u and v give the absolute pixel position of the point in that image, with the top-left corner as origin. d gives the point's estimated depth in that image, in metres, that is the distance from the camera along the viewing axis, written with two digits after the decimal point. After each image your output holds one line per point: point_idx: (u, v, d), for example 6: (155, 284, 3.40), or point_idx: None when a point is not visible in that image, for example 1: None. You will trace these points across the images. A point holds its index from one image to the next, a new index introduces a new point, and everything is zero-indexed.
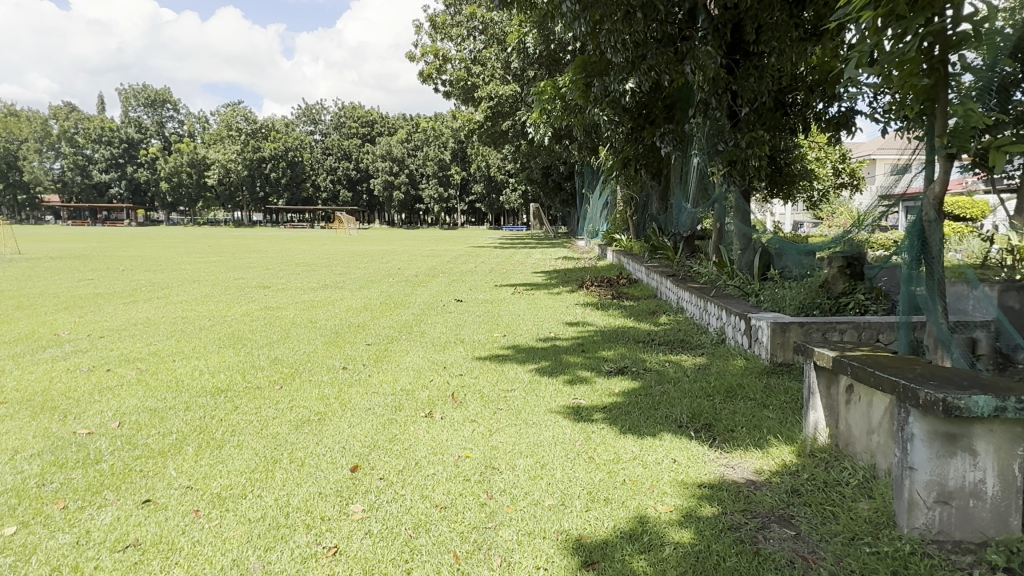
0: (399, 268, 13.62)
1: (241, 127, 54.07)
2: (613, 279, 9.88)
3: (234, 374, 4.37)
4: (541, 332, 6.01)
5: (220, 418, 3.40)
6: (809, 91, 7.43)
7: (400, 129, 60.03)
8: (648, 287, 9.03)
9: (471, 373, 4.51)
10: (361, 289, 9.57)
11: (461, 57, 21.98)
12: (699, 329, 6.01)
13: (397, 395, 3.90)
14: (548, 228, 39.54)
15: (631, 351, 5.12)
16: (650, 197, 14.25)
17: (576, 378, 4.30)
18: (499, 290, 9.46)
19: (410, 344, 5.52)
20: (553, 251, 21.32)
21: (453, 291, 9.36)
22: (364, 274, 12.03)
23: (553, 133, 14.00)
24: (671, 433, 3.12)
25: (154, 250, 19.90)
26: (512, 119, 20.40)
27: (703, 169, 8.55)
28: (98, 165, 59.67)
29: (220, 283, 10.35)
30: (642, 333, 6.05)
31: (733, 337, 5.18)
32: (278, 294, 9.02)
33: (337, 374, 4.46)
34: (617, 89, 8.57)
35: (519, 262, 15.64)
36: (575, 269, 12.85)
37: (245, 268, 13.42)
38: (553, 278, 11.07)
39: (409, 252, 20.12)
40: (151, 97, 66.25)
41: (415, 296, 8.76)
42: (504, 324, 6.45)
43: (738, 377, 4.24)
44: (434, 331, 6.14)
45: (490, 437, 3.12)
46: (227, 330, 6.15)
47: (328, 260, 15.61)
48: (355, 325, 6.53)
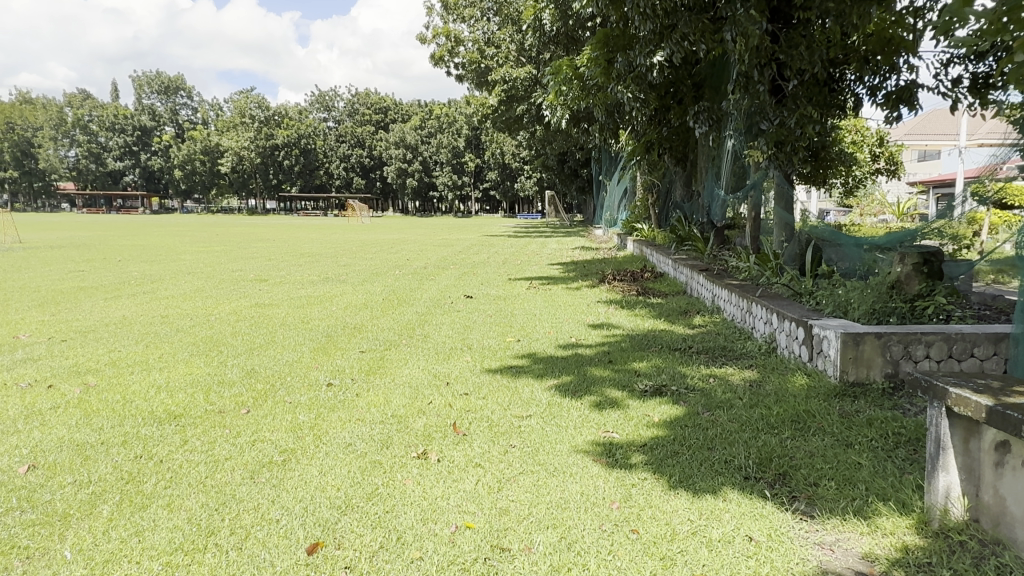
0: (408, 259, 12.91)
1: (254, 114, 53.54)
2: (637, 273, 9.12)
3: (197, 392, 3.66)
4: (561, 336, 5.28)
5: (159, 460, 2.69)
6: (863, 62, 6.50)
7: (413, 117, 59.29)
8: (675, 282, 8.26)
9: (480, 391, 3.79)
10: (364, 283, 8.88)
11: (474, 40, 21.15)
12: (743, 334, 5.24)
13: (387, 424, 3.18)
14: (564, 217, 38.72)
15: (666, 362, 4.38)
16: (674, 184, 13.42)
17: (605, 400, 3.57)
18: (513, 284, 8.73)
19: (410, 352, 4.81)
20: (569, 241, 20.56)
21: (463, 286, 8.65)
22: (370, 266, 11.34)
23: (571, 116, 13.22)
24: (737, 490, 2.38)
25: (159, 239, 19.31)
26: (527, 103, 19.59)
27: (740, 151, 7.74)
28: (112, 153, 59.44)
29: (216, 276, 9.70)
30: (676, 337, 5.30)
31: (787, 346, 4.41)
32: (274, 288, 8.34)
33: (319, 392, 3.75)
34: (643, 63, 7.78)
35: (535, 253, 14.88)
36: (595, 260, 12.09)
37: (246, 258, 12.77)
38: (571, 271, 10.32)
39: (420, 241, 19.44)
40: (164, 85, 65.98)
41: (422, 291, 8.05)
42: (518, 326, 5.74)
43: (803, 400, 3.49)
44: (439, 334, 5.42)
45: (500, 492, 2.40)
46: (209, 332, 5.49)
47: (334, 250, 14.94)
48: (351, 326, 5.83)
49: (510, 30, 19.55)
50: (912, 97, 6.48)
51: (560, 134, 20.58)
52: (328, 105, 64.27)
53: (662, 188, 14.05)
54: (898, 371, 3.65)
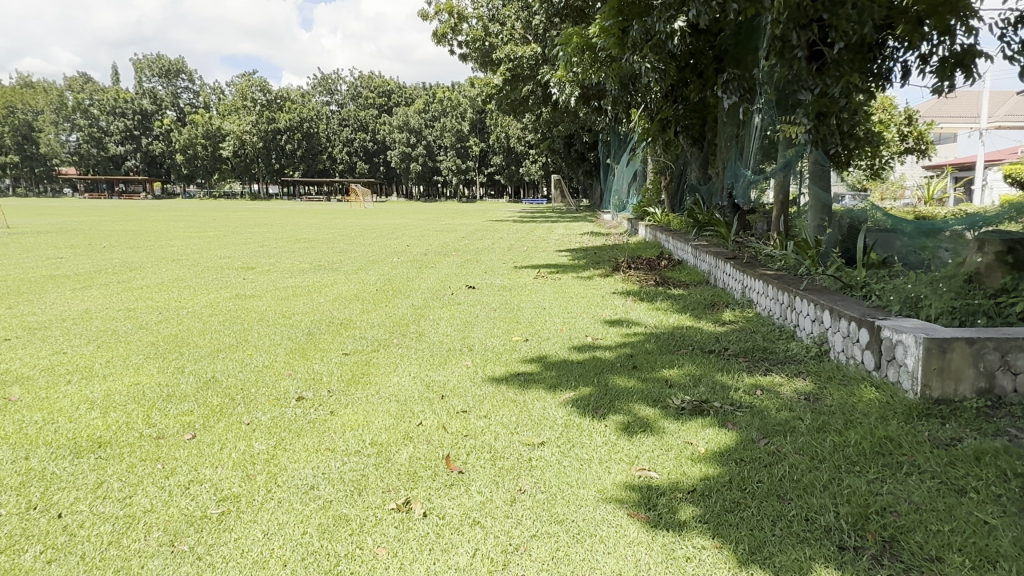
0: (407, 245, 12.25)
1: (256, 97, 52.71)
2: (653, 260, 8.45)
3: (138, 410, 3.01)
4: (576, 336, 4.63)
5: (55, 516, 2.05)
6: (914, 24, 5.71)
7: (417, 100, 58.37)
8: (696, 271, 7.58)
9: (482, 408, 3.13)
10: (359, 272, 8.23)
11: (478, 16, 20.29)
12: (784, 332, 4.57)
13: (362, 457, 2.53)
14: (570, 202, 37.98)
15: (702, 369, 3.72)
16: (688, 166, 12.69)
17: (635, 421, 2.93)
18: (519, 272, 8.06)
19: (401, 354, 4.17)
20: (576, 226, 19.90)
21: (466, 274, 7.99)
22: (367, 252, 10.69)
23: (580, 95, 12.44)
24: (833, 570, 1.73)
25: (153, 224, 18.67)
26: (533, 83, 18.80)
27: (770, 126, 7.01)
28: (113, 138, 58.76)
29: (201, 263, 9.06)
30: (708, 336, 4.64)
31: (844, 349, 3.74)
32: (261, 277, 7.70)
33: (287, 408, 3.10)
34: (662, 30, 7.07)
35: (542, 238, 14.20)
36: (606, 246, 11.40)
37: (238, 245, 12.14)
38: (581, 258, 9.65)
39: (421, 227, 18.79)
40: (165, 68, 65.19)
41: (421, 280, 7.40)
42: (526, 323, 5.08)
43: (879, 422, 2.83)
44: (435, 332, 4.77)
45: (505, 572, 1.76)
46: (175, 328, 4.84)
47: (332, 235, 14.28)
48: (338, 323, 5.17)
49: (515, 6, 18.76)
50: (973, 63, 5.65)
51: (567, 114, 19.80)
52: (330, 89, 63.22)
53: (676, 170, 13.32)
54: (993, 385, 2.98)
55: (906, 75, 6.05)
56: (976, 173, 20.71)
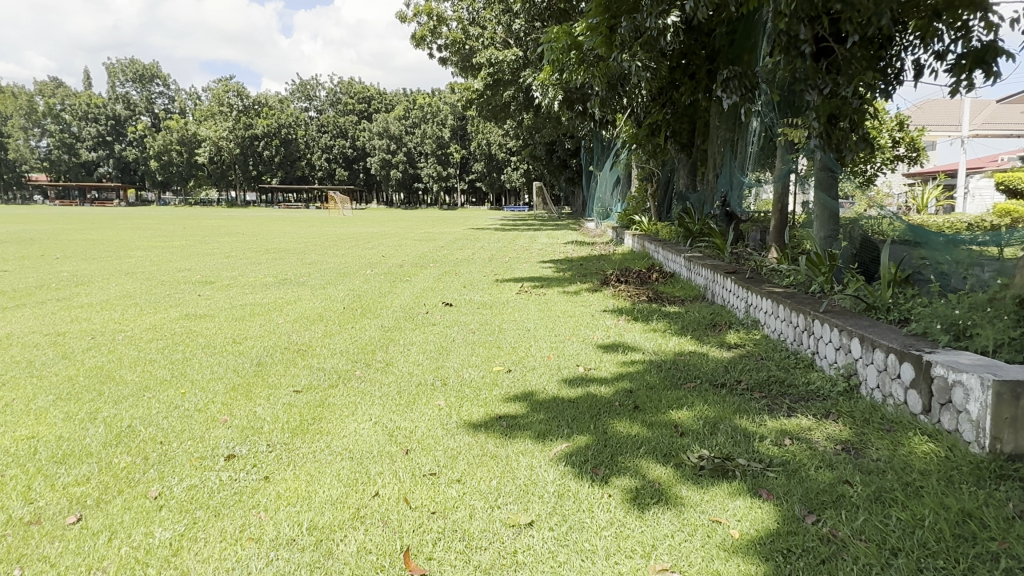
0: (383, 255, 11.63)
1: (233, 102, 51.75)
2: (643, 273, 7.92)
3: (18, 480, 2.38)
4: (566, 365, 4.06)
5: None
6: (930, 18, 5.19)
7: (397, 106, 57.81)
8: (691, 285, 7.04)
9: (455, 468, 2.54)
10: (327, 286, 7.60)
11: (458, 19, 19.73)
12: (801, 361, 4.02)
13: (295, 551, 1.93)
14: (552, 209, 37.62)
15: (717, 411, 3.16)
16: (676, 173, 12.23)
17: (646, 486, 2.36)
18: (500, 287, 7.50)
19: (362, 392, 3.55)
20: (558, 234, 19.40)
21: (443, 289, 7.40)
22: (338, 264, 10.05)
23: (564, 98, 11.93)
24: None
25: (119, 233, 17.86)
26: (514, 87, 18.28)
27: (772, 129, 6.48)
28: (85, 143, 57.41)
29: (157, 277, 8.37)
30: (715, 365, 4.11)
31: (880, 386, 3.19)
32: (218, 292, 7.05)
33: (212, 472, 2.48)
34: (654, 25, 6.56)
35: (524, 248, 13.64)
36: (591, 257, 10.88)
37: (202, 256, 11.44)
38: (566, 270, 9.11)
39: (399, 235, 18.17)
40: (139, 71, 63.95)
41: (394, 296, 6.79)
42: (508, 348, 4.50)
43: (950, 489, 2.28)
44: (405, 362, 4.17)
45: None
46: (102, 358, 4.20)
47: (304, 245, 13.61)
48: (294, 349, 4.56)
49: (496, 9, 18.27)
50: (995, 59, 5.05)
51: (549, 120, 19.34)
52: (309, 95, 62.22)
53: (662, 177, 12.86)
54: None
55: (918, 72, 5.55)
56: (959, 181, 20.60)
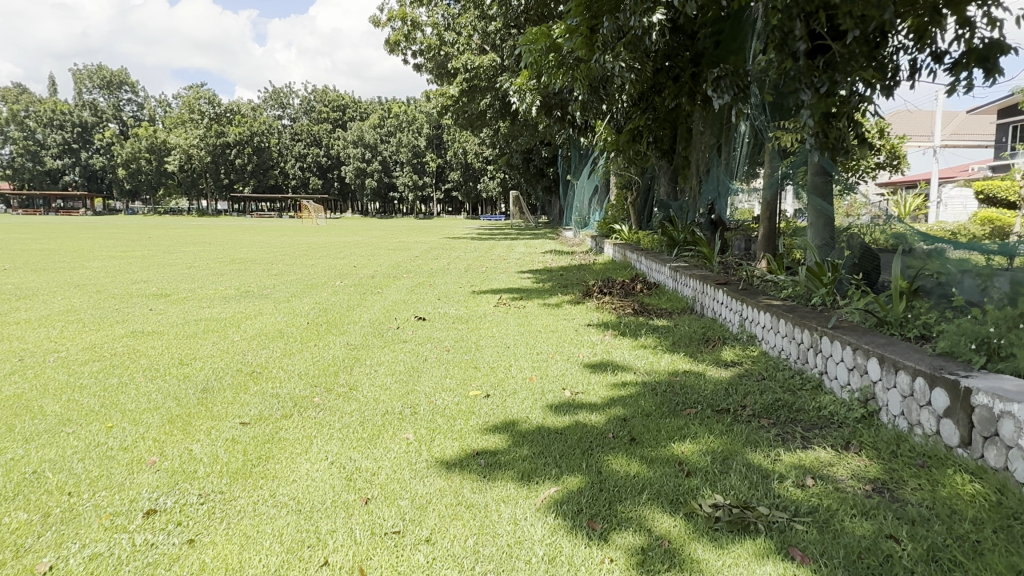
0: (354, 266, 11.16)
1: (203, 110, 50.81)
2: (626, 284, 7.57)
3: None
4: (550, 389, 3.64)
5: None
6: (931, 15, 4.92)
7: (372, 114, 57.31)
8: (677, 296, 6.70)
9: (424, 523, 2.12)
10: (292, 299, 7.11)
11: (433, 24, 19.34)
12: (808, 381, 3.66)
13: None
14: (528, 218, 37.39)
15: (724, 444, 2.78)
16: (656, 180, 11.97)
17: (654, 546, 1.96)
18: (477, 299, 7.09)
19: (318, 424, 3.11)
20: (536, 243, 19.08)
21: (416, 301, 6.98)
22: (306, 275, 9.58)
23: (542, 104, 11.58)
24: None
25: (78, 242, 17.13)
26: (490, 94, 17.93)
27: (762, 132, 6.13)
28: (50, 151, 55.98)
29: (110, 290, 7.81)
30: (716, 387, 3.72)
31: (905, 414, 2.83)
32: (172, 307, 6.54)
33: (125, 535, 2.03)
34: (638, 23, 6.22)
35: (502, 257, 13.24)
36: (571, 266, 10.53)
37: (162, 266, 10.87)
38: (546, 280, 8.73)
39: (373, 244, 17.70)
40: (106, 77, 62.67)
41: (363, 311, 6.33)
42: (486, 369, 4.08)
43: (1016, 545, 1.92)
44: (370, 387, 3.73)
45: None
46: (24, 385, 3.70)
47: (272, 255, 13.07)
48: (247, 372, 4.08)
49: (471, 14, 17.95)
50: (997, 58, 4.75)
51: (526, 127, 19.05)
52: (283, 102, 61.30)
53: (642, 184, 12.55)
54: None
55: (915, 71, 5.24)
56: (932, 189, 20.74)
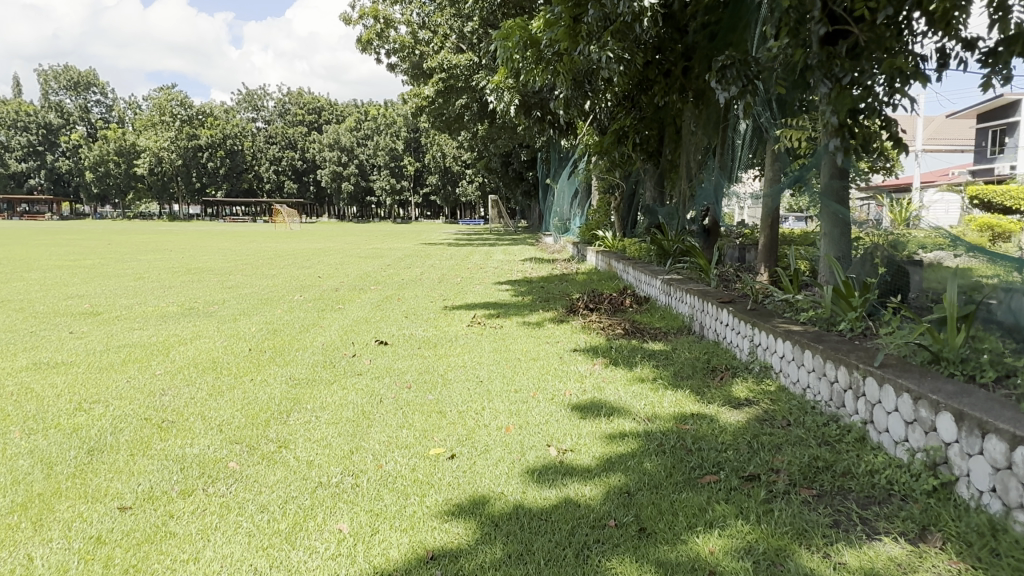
0: (319, 277, 10.35)
1: (175, 111, 49.49)
2: (613, 298, 6.88)
3: None
4: (531, 446, 2.92)
5: None
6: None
7: (348, 117, 56.38)
8: (670, 313, 6.01)
9: None
10: (239, 319, 6.30)
11: (407, 22, 18.58)
12: (848, 432, 2.97)
13: None
14: (507, 223, 36.75)
15: (767, 539, 2.07)
16: (641, 184, 11.33)
17: None
18: (449, 316, 6.36)
19: (222, 509, 2.34)
20: (515, 249, 18.41)
21: (379, 320, 6.22)
22: (265, 288, 8.77)
23: (520, 104, 10.86)
24: None
25: (27, 250, 16.06)
26: (467, 95, 17.24)
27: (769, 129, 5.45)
28: (14, 153, 54.22)
29: (35, 307, 6.93)
30: (735, 437, 3.01)
31: (1000, 493, 2.13)
32: (96, 329, 5.69)
33: None
34: (628, 6, 5.53)
35: (478, 266, 12.50)
36: (553, 276, 9.85)
37: (108, 278, 9.97)
38: (525, 293, 8.02)
39: (346, 251, 16.89)
40: (73, 78, 60.95)
41: (316, 333, 5.54)
42: (452, 415, 3.34)
43: None
44: (303, 444, 2.96)
45: None
46: None
47: (233, 264, 12.22)
48: (155, 421, 3.30)
49: (449, 11, 17.30)
50: None
51: (504, 128, 18.38)
52: (257, 105, 59.98)
53: (626, 189, 11.91)
54: None
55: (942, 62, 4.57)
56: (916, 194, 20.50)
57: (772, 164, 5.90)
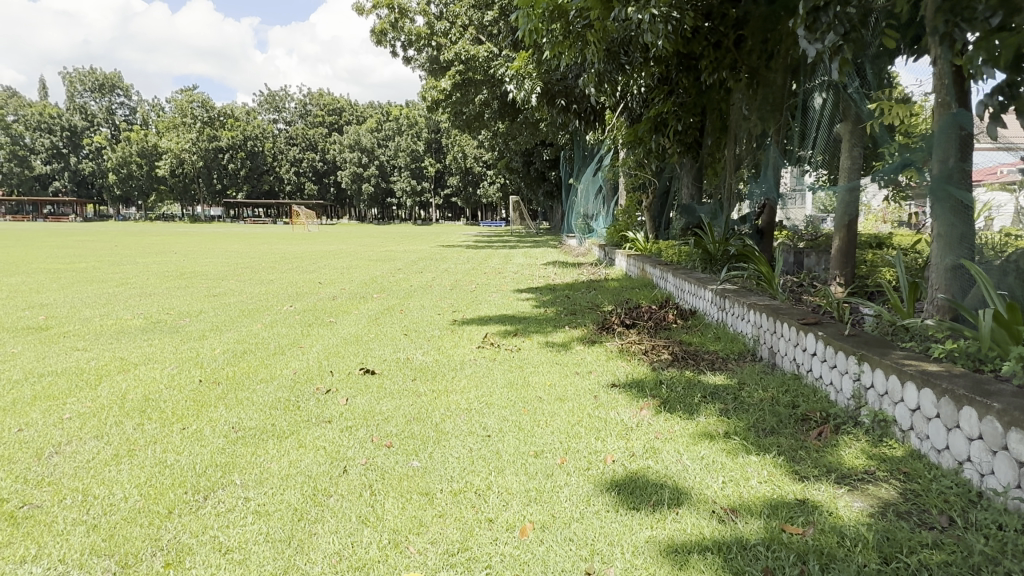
0: (319, 283, 9.34)
1: (196, 113, 49.13)
2: (653, 311, 5.77)
3: None
4: (559, 572, 1.84)
5: None
6: None
7: (369, 119, 55.93)
8: (726, 334, 4.88)
9: None
10: (207, 337, 5.27)
11: (423, 12, 17.62)
12: None
13: None
14: (529, 224, 35.87)
15: None
16: (676, 180, 10.19)
17: None
18: (456, 334, 5.29)
19: None
20: (537, 252, 17.38)
21: (371, 338, 5.18)
22: (254, 295, 7.80)
23: (542, 91, 9.66)
24: None
25: (27, 251, 15.34)
26: (486, 88, 16.27)
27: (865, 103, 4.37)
28: (38, 155, 54.39)
29: None
30: (883, 557, 1.91)
31: None
32: (29, 351, 4.68)
33: None
34: None
35: (495, 271, 11.44)
36: (578, 283, 8.77)
37: (88, 284, 9.08)
38: (548, 304, 6.94)
39: (357, 254, 15.97)
40: (97, 80, 61.23)
41: (290, 358, 4.49)
42: (442, 502, 2.27)
43: None
44: (207, 562, 1.91)
45: None
46: None
47: (231, 268, 11.28)
48: (10, 506, 2.28)
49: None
50: None
51: (526, 123, 17.38)
52: (278, 106, 59.51)
53: (660, 186, 10.77)
54: None
55: None
56: None
57: (850, 134, 4.94)
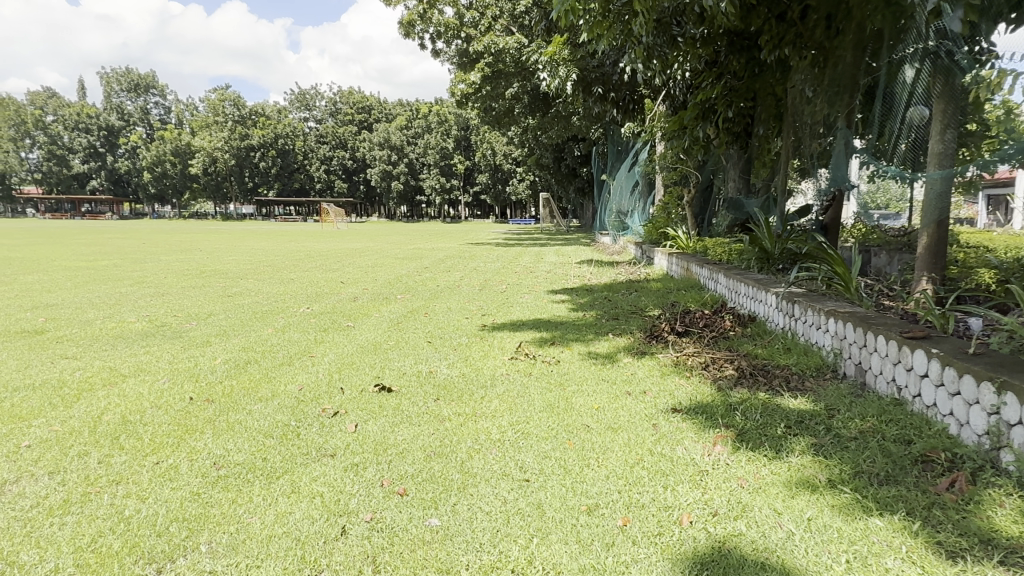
0: (341, 282, 8.84)
1: (228, 111, 49.40)
2: (706, 317, 5.10)
3: None
4: None
5: None
6: None
7: (398, 116, 55.72)
8: (797, 345, 4.20)
9: None
10: (211, 343, 4.76)
11: (452, 3, 17.08)
12: None
13: None
14: (560, 222, 35.20)
15: None
16: (721, 173, 9.48)
17: None
18: (485, 342, 4.70)
19: None
20: (568, 249, 16.72)
21: (390, 347, 4.61)
22: (270, 296, 7.30)
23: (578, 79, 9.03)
24: None
25: (52, 249, 15.10)
26: (517, 79, 15.65)
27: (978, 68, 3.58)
28: (76, 154, 55.12)
29: None
30: None
31: None
32: (13, 360, 4.21)
33: None
34: None
35: (527, 270, 10.84)
36: (616, 284, 8.13)
37: (101, 283, 8.66)
38: (586, 307, 6.32)
39: (384, 252, 15.46)
40: (133, 80, 61.98)
41: (297, 370, 3.95)
42: None
43: None
44: None
45: None
46: None
47: (251, 267, 10.81)
48: None
49: None
50: None
51: (558, 116, 16.73)
52: (309, 104, 59.62)
53: (702, 181, 10.06)
54: None
55: None
56: None
57: None
